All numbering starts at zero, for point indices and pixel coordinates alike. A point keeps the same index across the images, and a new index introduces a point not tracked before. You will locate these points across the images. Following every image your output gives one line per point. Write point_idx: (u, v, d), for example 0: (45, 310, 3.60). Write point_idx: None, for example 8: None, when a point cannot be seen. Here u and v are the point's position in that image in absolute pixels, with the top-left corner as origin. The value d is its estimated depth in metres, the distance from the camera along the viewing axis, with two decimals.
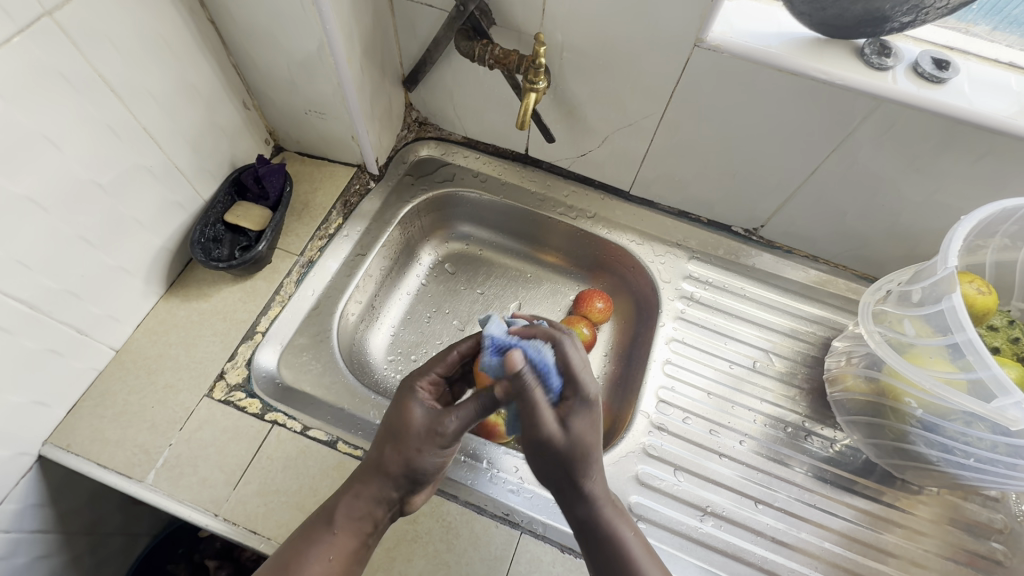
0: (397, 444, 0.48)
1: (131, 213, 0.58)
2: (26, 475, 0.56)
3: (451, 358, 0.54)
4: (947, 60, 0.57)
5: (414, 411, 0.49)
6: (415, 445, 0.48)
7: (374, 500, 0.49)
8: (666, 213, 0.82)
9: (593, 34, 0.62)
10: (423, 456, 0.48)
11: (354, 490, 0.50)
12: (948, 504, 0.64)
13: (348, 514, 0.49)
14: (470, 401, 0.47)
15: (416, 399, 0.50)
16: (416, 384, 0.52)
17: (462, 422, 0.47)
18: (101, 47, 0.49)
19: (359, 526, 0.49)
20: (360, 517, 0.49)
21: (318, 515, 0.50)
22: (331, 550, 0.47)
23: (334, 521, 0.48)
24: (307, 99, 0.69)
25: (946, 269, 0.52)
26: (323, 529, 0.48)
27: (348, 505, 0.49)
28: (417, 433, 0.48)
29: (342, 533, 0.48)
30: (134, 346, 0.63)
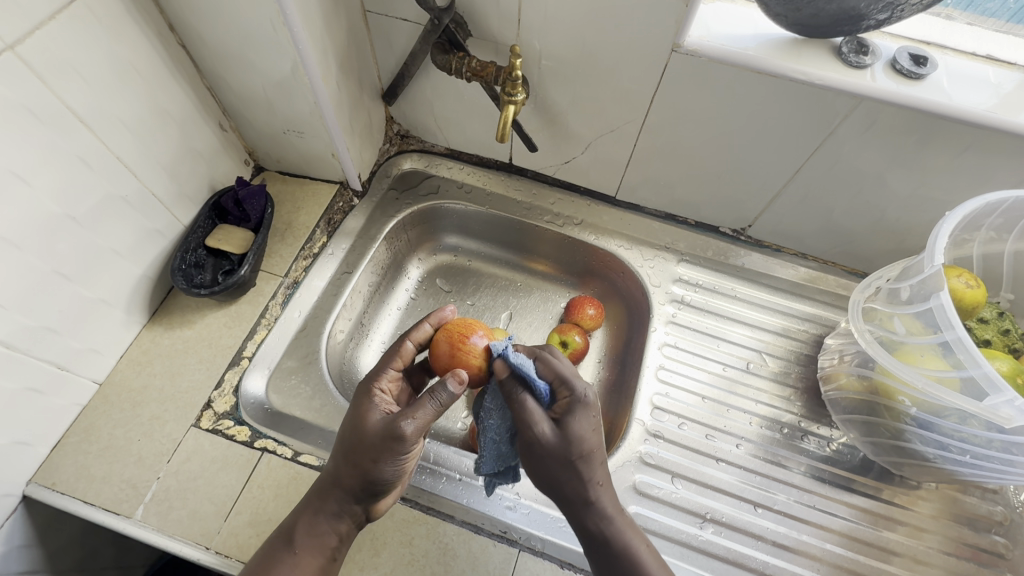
0: (354, 456, 0.50)
1: (108, 244, 0.57)
2: (11, 517, 0.55)
3: (406, 351, 0.57)
4: (924, 55, 0.56)
5: (371, 418, 0.51)
6: (368, 455, 0.49)
7: (338, 516, 0.50)
8: (653, 216, 0.82)
9: (571, 41, 0.61)
10: (377, 466, 0.49)
11: (314, 508, 0.50)
12: (948, 498, 0.64)
13: (308, 534, 0.49)
14: (425, 401, 0.50)
15: (373, 406, 0.52)
16: (375, 388, 0.54)
17: (418, 424, 0.49)
18: (67, 78, 0.48)
19: (319, 544, 0.49)
20: (321, 533, 0.49)
21: (278, 538, 0.50)
22: (293, 569, 0.47)
23: (294, 542, 0.49)
24: (285, 119, 0.68)
25: (932, 266, 0.52)
26: (284, 550, 0.48)
27: (307, 524, 0.49)
28: (370, 440, 0.50)
29: (304, 553, 0.48)
30: (119, 378, 0.62)
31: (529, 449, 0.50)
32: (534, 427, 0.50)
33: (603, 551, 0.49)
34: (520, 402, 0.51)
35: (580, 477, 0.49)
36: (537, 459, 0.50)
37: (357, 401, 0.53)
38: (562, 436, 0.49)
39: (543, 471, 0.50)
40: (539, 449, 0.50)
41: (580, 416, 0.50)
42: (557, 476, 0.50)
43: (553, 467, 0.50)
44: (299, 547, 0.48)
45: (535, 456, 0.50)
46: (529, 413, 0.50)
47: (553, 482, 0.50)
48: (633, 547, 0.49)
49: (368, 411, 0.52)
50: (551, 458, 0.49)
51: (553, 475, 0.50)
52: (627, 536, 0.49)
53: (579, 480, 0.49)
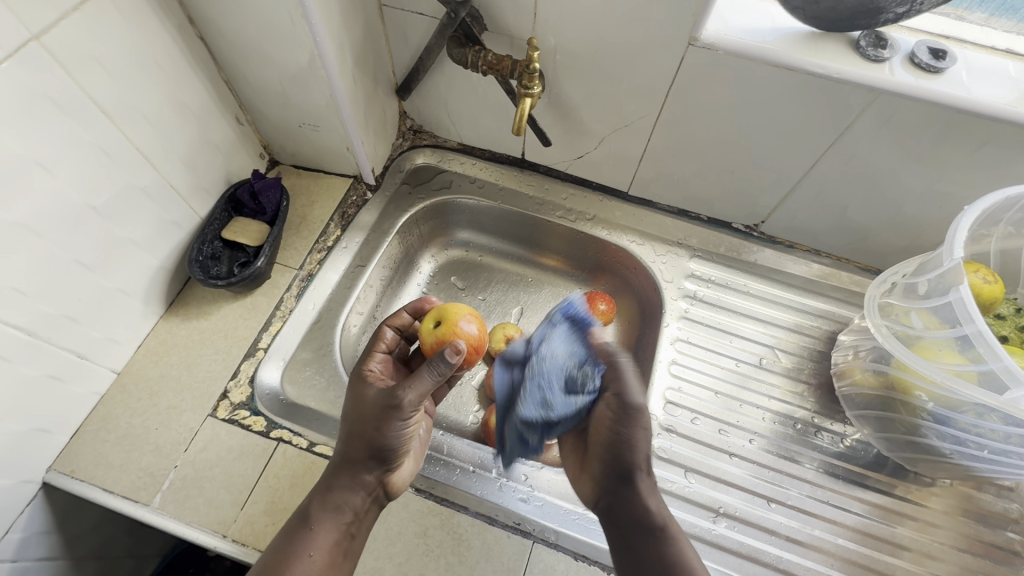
0: (358, 429, 0.53)
1: (127, 234, 0.57)
2: (31, 503, 0.55)
3: (388, 337, 0.62)
4: (943, 49, 0.56)
5: (368, 395, 0.54)
6: (370, 425, 0.52)
7: (351, 489, 0.51)
8: (666, 212, 0.82)
9: (587, 35, 0.61)
10: (380, 432, 0.51)
11: (326, 484, 0.52)
12: (962, 495, 0.64)
13: (324, 508, 0.50)
14: (422, 370, 0.53)
15: (370, 384, 0.56)
16: (365, 372, 0.58)
17: (415, 392, 0.52)
18: (90, 69, 0.49)
19: (335, 518, 0.50)
20: (336, 507, 0.50)
21: (294, 520, 0.50)
22: (311, 543, 0.48)
23: (310, 519, 0.50)
24: (301, 113, 0.69)
25: (951, 260, 0.52)
26: (301, 528, 0.49)
27: (323, 500, 0.51)
28: (371, 412, 0.53)
29: (321, 527, 0.49)
30: (136, 368, 0.63)
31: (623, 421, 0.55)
32: (626, 395, 0.57)
33: (649, 535, 0.49)
34: (619, 366, 0.59)
35: (642, 454, 0.54)
36: (631, 433, 0.55)
37: (353, 383, 0.57)
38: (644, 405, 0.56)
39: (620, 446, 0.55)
40: (638, 424, 0.55)
41: (631, 376, 0.58)
42: (630, 451, 0.54)
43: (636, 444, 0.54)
44: (315, 523, 0.49)
45: (632, 428, 0.55)
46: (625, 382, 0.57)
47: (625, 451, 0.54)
48: (676, 535, 0.49)
49: (366, 388, 0.55)
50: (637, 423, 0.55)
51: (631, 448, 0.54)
52: (670, 523, 0.50)
53: (642, 455, 0.54)
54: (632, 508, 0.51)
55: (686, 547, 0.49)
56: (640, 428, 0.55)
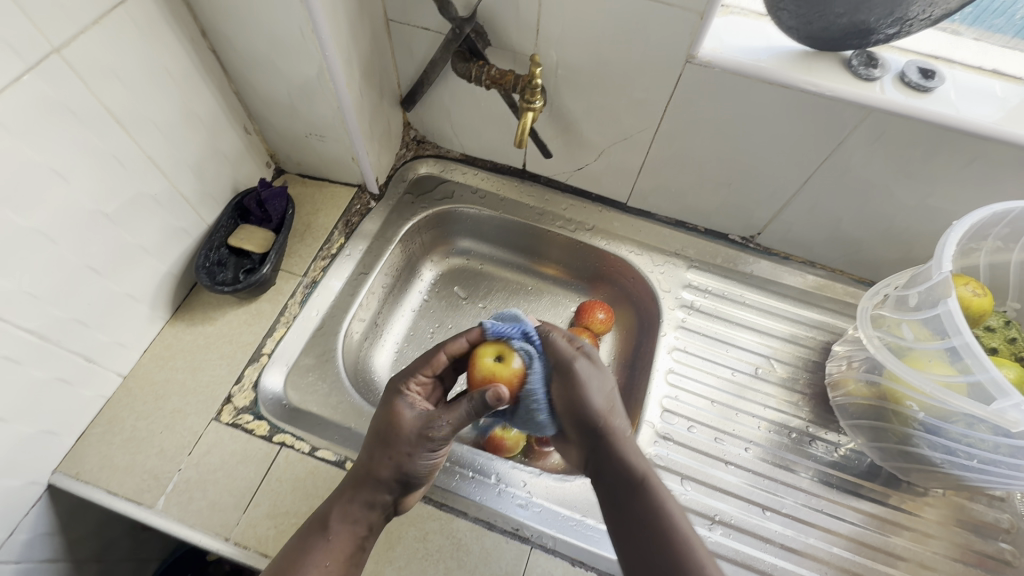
0: (387, 449, 0.51)
1: (137, 241, 0.59)
2: (36, 505, 0.56)
3: (438, 361, 0.58)
4: (932, 69, 0.58)
5: (405, 416, 0.53)
6: (404, 448, 0.51)
7: (368, 505, 0.51)
8: (664, 223, 0.83)
9: (587, 52, 0.63)
10: (412, 458, 0.51)
11: (345, 495, 0.51)
12: (955, 505, 0.65)
13: (342, 518, 0.50)
14: (460, 402, 0.52)
15: (405, 404, 0.54)
16: (404, 388, 0.56)
17: (451, 424, 0.52)
18: (106, 81, 0.50)
19: (352, 530, 0.50)
20: (352, 520, 0.50)
21: (310, 525, 0.50)
22: (326, 553, 0.48)
23: (328, 527, 0.49)
24: (308, 123, 0.70)
25: (940, 273, 0.53)
26: (317, 534, 0.49)
27: (341, 509, 0.50)
28: (407, 436, 0.52)
29: (337, 537, 0.49)
30: (142, 372, 0.64)
31: (567, 380, 0.56)
32: (573, 360, 0.57)
33: (629, 493, 0.50)
34: (554, 342, 0.58)
35: (609, 413, 0.55)
36: (574, 391, 0.55)
37: (388, 399, 0.55)
38: (598, 372, 0.57)
39: (575, 406, 0.55)
40: (579, 381, 0.56)
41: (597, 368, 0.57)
42: (584, 410, 0.55)
43: (583, 401, 0.55)
44: (333, 531, 0.49)
45: (572, 388, 0.56)
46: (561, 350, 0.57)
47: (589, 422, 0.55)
48: (664, 498, 0.49)
49: (403, 409, 0.53)
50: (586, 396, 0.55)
51: (586, 406, 0.55)
52: (654, 486, 0.50)
53: (614, 417, 0.55)
54: (613, 471, 0.52)
55: (671, 505, 0.49)
56: (582, 391, 0.55)
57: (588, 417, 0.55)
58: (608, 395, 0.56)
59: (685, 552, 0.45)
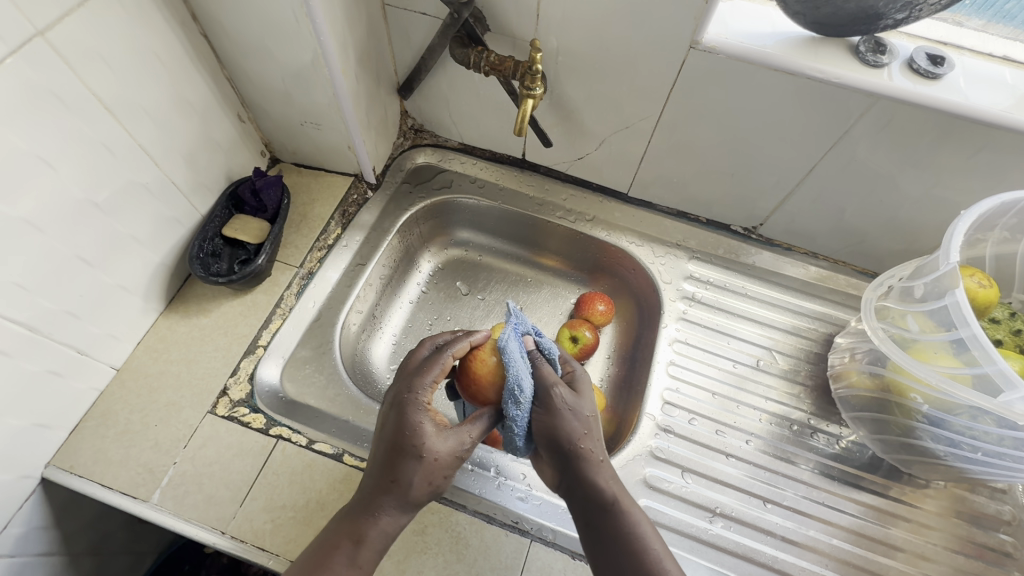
0: (426, 474, 0.47)
1: (129, 231, 0.57)
2: (30, 498, 0.55)
3: (446, 364, 0.51)
4: (941, 55, 0.57)
5: (438, 440, 0.48)
6: (441, 472, 0.48)
7: (395, 526, 0.48)
8: (665, 213, 0.82)
9: (588, 38, 0.61)
10: (448, 478, 0.49)
11: (374, 520, 0.47)
12: (956, 497, 0.64)
13: (375, 546, 0.47)
14: (487, 419, 0.51)
15: (436, 425, 0.48)
16: (424, 402, 0.49)
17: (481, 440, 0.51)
18: (94, 66, 0.49)
19: (380, 554, 0.48)
20: (383, 545, 0.48)
21: (331, 558, 0.45)
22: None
23: (360, 556, 0.46)
24: (303, 111, 0.69)
25: (947, 264, 0.52)
26: (345, 562, 0.45)
27: (375, 535, 0.47)
28: (446, 461, 0.48)
29: (369, 564, 0.47)
30: (135, 364, 0.63)
31: (545, 416, 0.51)
32: (553, 386, 0.51)
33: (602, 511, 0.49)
34: (540, 368, 0.53)
35: (587, 435, 0.51)
36: (550, 420, 0.51)
37: (413, 419, 0.48)
38: (580, 398, 0.52)
39: (546, 433, 0.51)
40: (557, 407, 0.51)
41: (585, 382, 0.54)
42: (562, 438, 0.50)
43: (564, 432, 0.50)
44: (363, 561, 0.46)
45: (553, 414, 0.51)
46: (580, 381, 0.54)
47: (562, 441, 0.50)
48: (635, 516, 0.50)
49: (434, 432, 0.48)
50: (566, 417, 0.51)
51: (562, 431, 0.50)
52: (604, 476, 0.51)
53: (592, 441, 0.51)
54: (583, 490, 0.50)
55: (637, 516, 0.50)
56: (563, 422, 0.50)
57: (562, 443, 0.50)
58: (590, 420, 0.51)
59: (635, 536, 0.48)
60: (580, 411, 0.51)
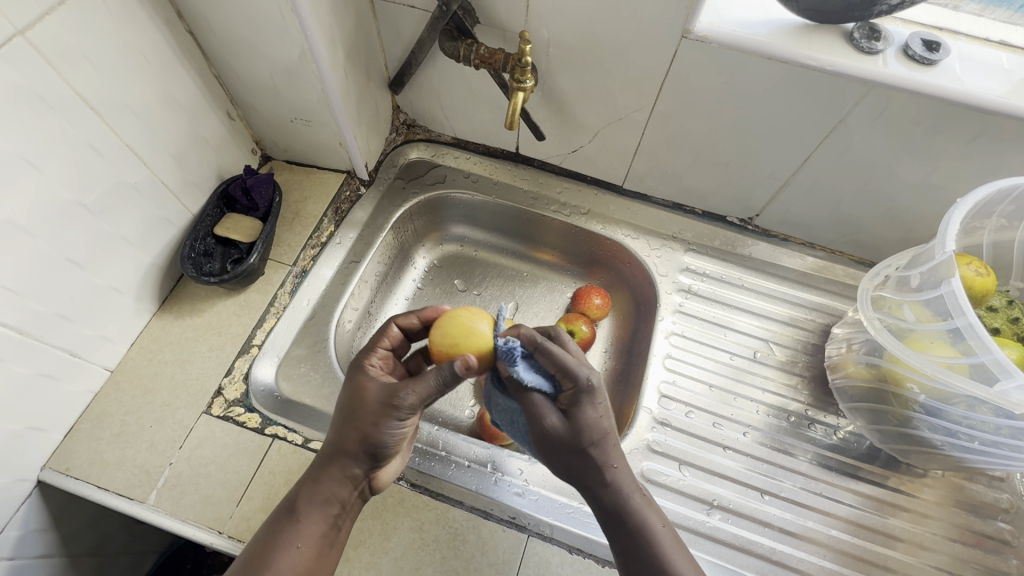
0: (353, 423, 0.50)
1: (119, 232, 0.57)
2: (27, 501, 0.55)
3: (394, 334, 0.57)
4: (937, 41, 0.56)
5: (368, 386, 0.51)
6: (371, 422, 0.49)
7: (340, 481, 0.50)
8: (661, 206, 0.82)
9: (579, 29, 0.61)
10: (378, 428, 0.49)
11: (320, 475, 0.50)
12: (954, 486, 0.64)
13: (312, 499, 0.49)
14: (430, 373, 0.49)
15: (370, 375, 0.52)
16: (365, 362, 0.55)
17: (417, 395, 0.48)
18: (78, 66, 0.48)
19: (322, 511, 0.49)
20: (325, 500, 0.49)
21: (280, 512, 0.49)
22: (298, 536, 0.47)
23: (298, 510, 0.48)
24: (293, 108, 0.68)
25: (943, 253, 0.52)
26: (287, 519, 0.48)
27: (311, 490, 0.49)
28: (374, 412, 0.49)
29: (307, 519, 0.48)
30: (129, 366, 0.63)
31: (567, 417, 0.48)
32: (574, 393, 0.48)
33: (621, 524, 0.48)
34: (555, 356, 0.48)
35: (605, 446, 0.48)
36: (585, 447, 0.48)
37: (351, 377, 0.53)
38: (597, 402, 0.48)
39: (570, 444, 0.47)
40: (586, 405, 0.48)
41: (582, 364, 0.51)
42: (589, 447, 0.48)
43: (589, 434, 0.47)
44: (303, 515, 0.48)
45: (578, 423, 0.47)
46: (569, 364, 0.47)
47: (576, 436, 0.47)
48: (651, 524, 0.48)
49: (366, 386, 0.51)
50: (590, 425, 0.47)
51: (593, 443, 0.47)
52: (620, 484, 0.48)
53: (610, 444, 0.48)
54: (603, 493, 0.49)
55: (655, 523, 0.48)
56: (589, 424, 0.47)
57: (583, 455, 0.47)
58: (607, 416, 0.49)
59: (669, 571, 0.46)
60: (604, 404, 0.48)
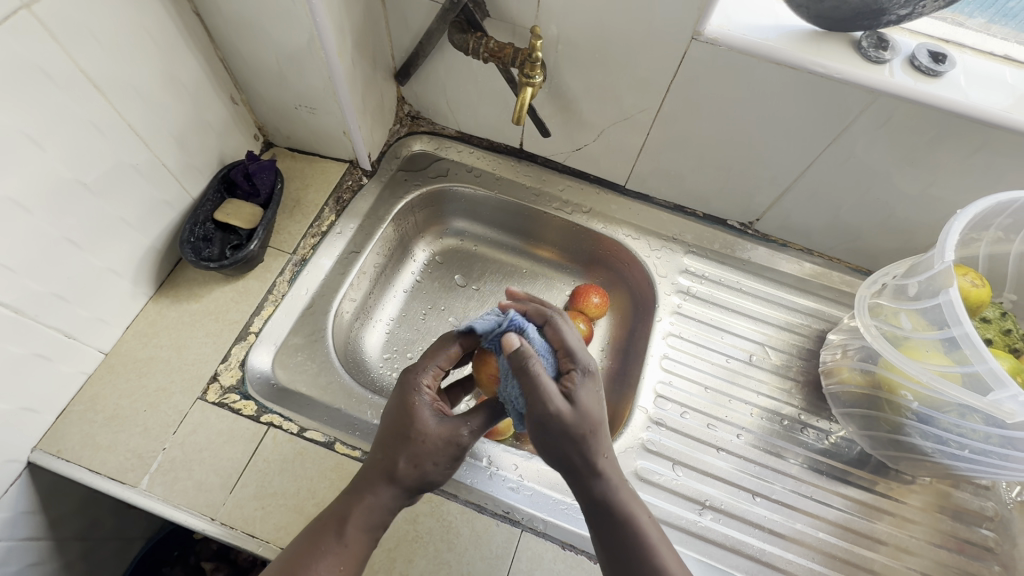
0: (416, 457, 0.47)
1: (118, 213, 0.56)
2: (16, 482, 0.55)
3: (453, 352, 0.52)
4: (943, 52, 0.56)
5: (430, 423, 0.48)
6: (429, 457, 0.48)
7: (386, 506, 0.48)
8: (662, 207, 0.82)
9: (589, 26, 0.61)
10: (438, 468, 0.48)
11: (362, 497, 0.48)
12: (940, 492, 0.65)
13: (361, 523, 0.47)
14: (482, 411, 0.50)
15: (426, 405, 0.49)
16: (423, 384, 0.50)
17: (477, 433, 0.49)
18: (83, 43, 0.48)
19: (369, 534, 0.48)
20: (371, 524, 0.48)
21: (325, 523, 0.47)
22: (343, 558, 0.46)
23: (345, 531, 0.46)
24: (298, 94, 0.68)
25: (942, 263, 0.52)
26: (333, 536, 0.46)
27: (360, 515, 0.47)
28: (437, 448, 0.48)
29: (353, 543, 0.47)
30: (124, 349, 0.62)
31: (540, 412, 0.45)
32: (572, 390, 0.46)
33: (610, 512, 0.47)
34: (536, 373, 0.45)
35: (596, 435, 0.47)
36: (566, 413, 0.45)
37: (407, 400, 0.49)
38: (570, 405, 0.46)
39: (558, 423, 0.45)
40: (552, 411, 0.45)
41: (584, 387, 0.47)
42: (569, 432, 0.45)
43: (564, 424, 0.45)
44: (350, 538, 0.46)
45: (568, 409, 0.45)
46: (570, 344, 0.49)
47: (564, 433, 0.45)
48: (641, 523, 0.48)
49: (430, 417, 0.49)
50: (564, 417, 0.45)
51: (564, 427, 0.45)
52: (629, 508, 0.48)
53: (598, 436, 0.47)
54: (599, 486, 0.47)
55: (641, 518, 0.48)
56: (570, 416, 0.45)
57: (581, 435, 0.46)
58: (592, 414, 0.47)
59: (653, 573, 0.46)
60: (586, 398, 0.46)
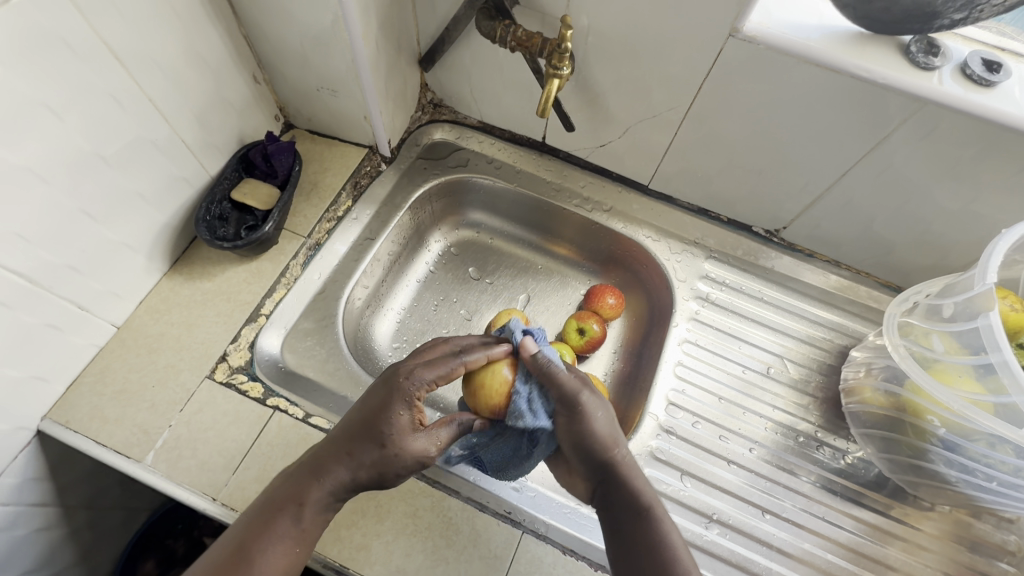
0: (381, 462, 0.48)
1: (134, 188, 0.56)
2: (25, 449, 0.55)
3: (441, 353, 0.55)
4: (998, 61, 0.53)
5: (405, 428, 0.49)
6: (396, 465, 0.49)
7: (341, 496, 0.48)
8: (685, 209, 0.80)
9: (621, 18, 0.59)
10: (397, 476, 0.49)
11: (319, 482, 0.47)
12: (958, 522, 0.63)
13: (319, 508, 0.47)
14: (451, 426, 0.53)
15: (405, 408, 0.50)
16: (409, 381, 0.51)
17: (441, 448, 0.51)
18: (106, 13, 0.47)
19: (323, 516, 0.48)
20: (325, 506, 0.48)
21: (280, 500, 0.47)
22: (298, 540, 0.46)
23: (300, 514, 0.46)
24: (320, 76, 0.67)
25: (984, 285, 0.50)
26: (287, 519, 0.46)
27: (318, 500, 0.47)
28: (405, 458, 0.49)
29: (308, 527, 0.47)
30: (136, 324, 0.62)
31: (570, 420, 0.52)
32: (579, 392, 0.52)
33: (635, 517, 0.48)
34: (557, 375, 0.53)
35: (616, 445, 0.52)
36: (580, 422, 0.52)
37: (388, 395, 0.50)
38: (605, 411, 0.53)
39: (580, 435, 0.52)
40: (580, 412, 0.52)
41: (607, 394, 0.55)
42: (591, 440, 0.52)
43: (591, 432, 0.51)
44: (306, 523, 0.47)
45: (575, 420, 0.52)
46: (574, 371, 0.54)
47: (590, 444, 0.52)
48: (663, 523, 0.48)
49: (407, 427, 0.49)
50: (592, 422, 0.52)
51: (593, 438, 0.52)
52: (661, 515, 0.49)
53: (622, 446, 0.52)
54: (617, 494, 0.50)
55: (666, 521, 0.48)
56: (591, 427, 0.52)
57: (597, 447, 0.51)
58: (612, 426, 0.53)
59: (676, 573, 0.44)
60: (605, 416, 0.52)
